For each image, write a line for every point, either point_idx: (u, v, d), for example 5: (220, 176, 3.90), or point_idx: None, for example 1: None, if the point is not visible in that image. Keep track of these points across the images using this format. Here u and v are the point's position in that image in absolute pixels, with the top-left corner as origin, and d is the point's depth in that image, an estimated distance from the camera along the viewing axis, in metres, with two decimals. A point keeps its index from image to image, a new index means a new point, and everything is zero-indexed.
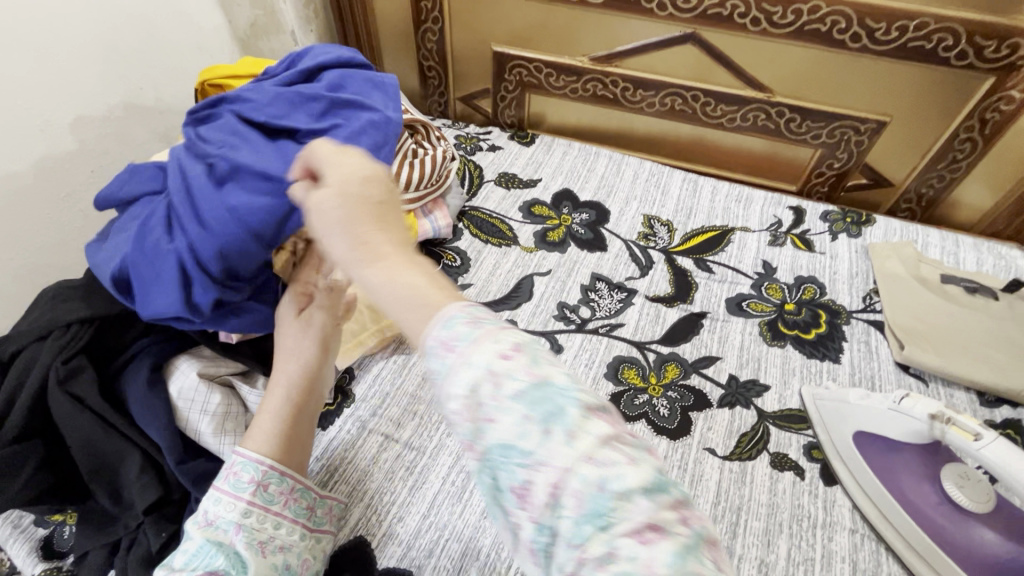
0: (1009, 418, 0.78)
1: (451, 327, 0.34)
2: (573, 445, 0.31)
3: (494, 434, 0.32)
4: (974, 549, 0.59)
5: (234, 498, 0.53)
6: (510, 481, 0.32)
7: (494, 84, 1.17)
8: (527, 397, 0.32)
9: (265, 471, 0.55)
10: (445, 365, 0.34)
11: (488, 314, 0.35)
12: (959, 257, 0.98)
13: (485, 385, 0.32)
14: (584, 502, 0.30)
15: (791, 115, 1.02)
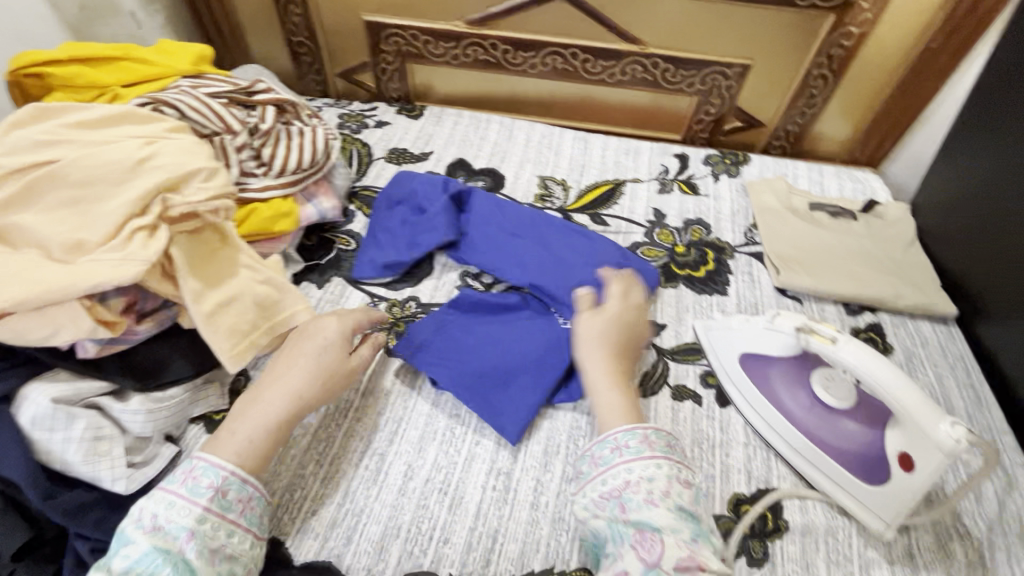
0: (871, 323, 0.87)
1: (633, 440, 0.59)
2: (710, 558, 0.51)
3: (644, 510, 0.54)
4: (841, 439, 0.66)
5: (191, 502, 0.53)
6: (636, 541, 0.53)
7: (372, 56, 1.12)
8: (687, 511, 0.54)
9: (226, 477, 0.55)
10: (605, 447, 0.59)
11: (659, 441, 0.60)
12: (824, 185, 1.08)
13: (663, 490, 0.55)
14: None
15: (665, 65, 1.05)
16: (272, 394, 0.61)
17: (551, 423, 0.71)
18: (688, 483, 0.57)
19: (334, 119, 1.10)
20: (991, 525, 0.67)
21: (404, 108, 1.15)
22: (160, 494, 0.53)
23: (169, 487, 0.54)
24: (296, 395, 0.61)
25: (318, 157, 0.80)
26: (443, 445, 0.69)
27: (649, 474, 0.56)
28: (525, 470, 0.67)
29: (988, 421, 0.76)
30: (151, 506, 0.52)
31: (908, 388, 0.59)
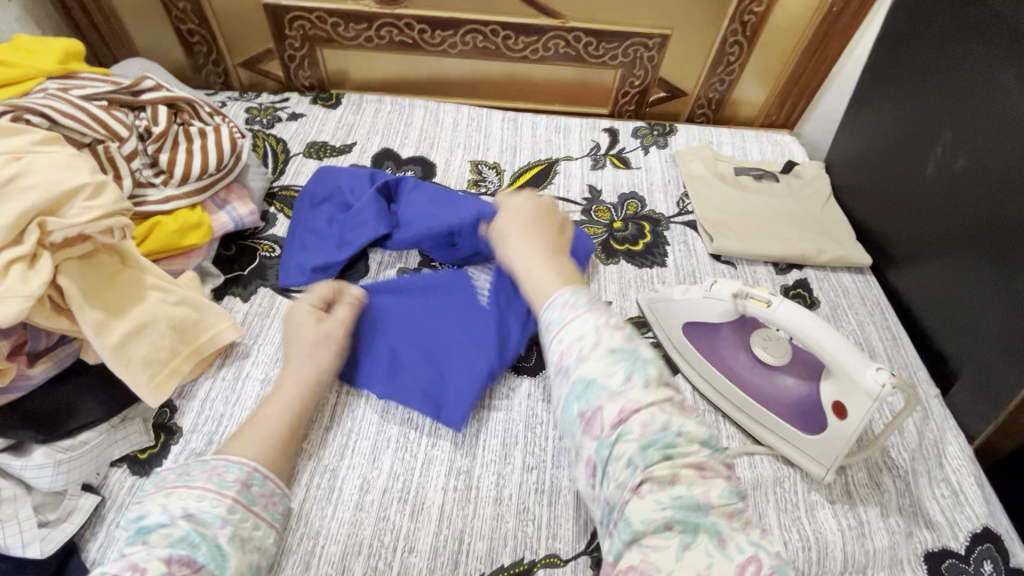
0: (799, 280, 0.92)
1: (562, 307, 0.58)
2: (649, 393, 0.51)
3: (581, 374, 0.53)
4: (780, 395, 0.69)
5: (220, 494, 0.52)
6: (583, 413, 0.52)
7: (276, 43, 1.03)
8: (623, 352, 0.53)
9: (242, 467, 0.55)
10: (553, 324, 0.57)
11: (585, 299, 0.58)
12: (746, 150, 1.11)
13: (593, 342, 0.54)
14: (652, 442, 0.49)
15: (587, 38, 1.04)
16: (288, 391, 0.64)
17: (507, 414, 0.70)
18: (620, 326, 0.56)
19: (241, 115, 1.01)
20: (913, 454, 0.73)
21: (319, 98, 1.08)
22: (183, 488, 0.52)
23: (193, 484, 0.52)
24: (306, 379, 0.65)
25: (225, 160, 0.73)
26: (398, 452, 0.66)
27: (578, 334, 0.55)
28: (485, 465, 0.66)
29: (904, 359, 0.83)
30: (178, 498, 0.51)
31: (837, 340, 0.62)
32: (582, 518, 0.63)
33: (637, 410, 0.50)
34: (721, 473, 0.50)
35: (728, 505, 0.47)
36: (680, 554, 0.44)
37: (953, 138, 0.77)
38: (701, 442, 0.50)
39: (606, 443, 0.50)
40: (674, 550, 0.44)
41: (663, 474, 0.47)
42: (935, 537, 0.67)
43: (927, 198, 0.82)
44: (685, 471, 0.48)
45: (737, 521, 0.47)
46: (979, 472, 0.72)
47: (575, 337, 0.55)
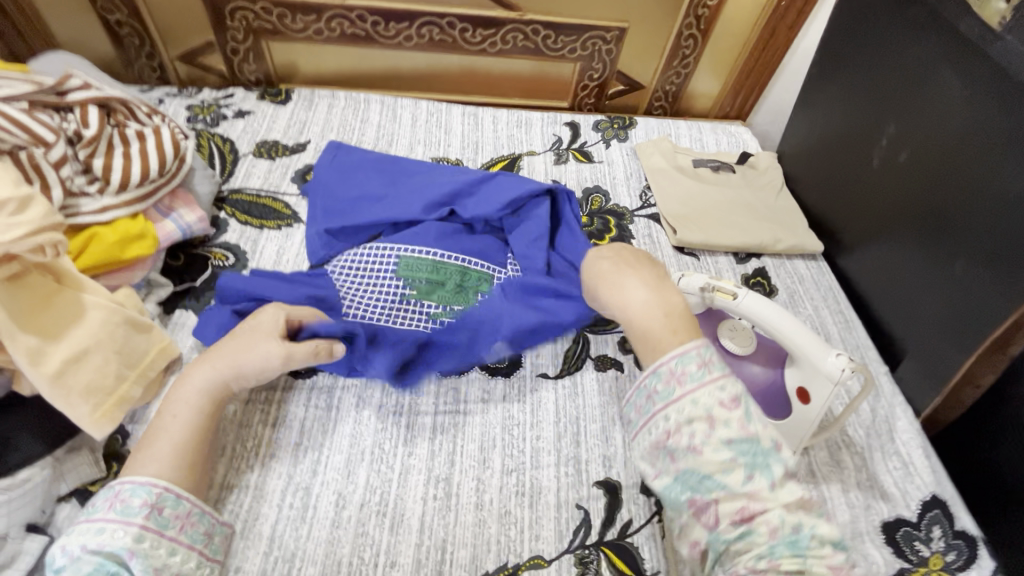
0: (757, 268, 0.95)
1: (692, 363, 0.52)
2: (776, 493, 0.48)
3: (693, 463, 0.50)
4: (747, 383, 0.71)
5: (125, 522, 0.50)
6: (694, 503, 0.49)
7: (217, 35, 0.97)
8: (742, 445, 0.49)
9: (134, 488, 0.52)
10: (668, 388, 0.52)
11: (716, 358, 0.54)
12: (703, 141, 1.14)
13: (706, 430, 0.50)
14: (783, 541, 0.47)
15: (546, 32, 1.03)
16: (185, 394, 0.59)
17: (484, 417, 0.70)
18: (735, 398, 0.51)
19: (181, 113, 0.95)
20: (867, 431, 0.78)
21: (267, 93, 1.02)
22: (88, 524, 0.50)
23: (95, 515, 0.50)
24: (220, 378, 0.60)
25: (167, 164, 0.68)
26: (374, 464, 0.64)
27: (687, 419, 0.51)
28: (464, 472, 0.65)
29: (856, 341, 0.87)
30: (79, 534, 0.49)
31: (801, 329, 0.65)
32: (564, 518, 0.63)
33: (765, 512, 0.48)
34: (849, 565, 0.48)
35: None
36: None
37: (897, 131, 0.81)
38: (833, 544, 0.48)
39: (721, 538, 0.48)
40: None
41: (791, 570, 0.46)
42: (890, 508, 0.71)
43: (873, 188, 0.86)
44: (817, 568, 0.46)
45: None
46: (926, 443, 0.77)
47: (682, 416, 0.51)
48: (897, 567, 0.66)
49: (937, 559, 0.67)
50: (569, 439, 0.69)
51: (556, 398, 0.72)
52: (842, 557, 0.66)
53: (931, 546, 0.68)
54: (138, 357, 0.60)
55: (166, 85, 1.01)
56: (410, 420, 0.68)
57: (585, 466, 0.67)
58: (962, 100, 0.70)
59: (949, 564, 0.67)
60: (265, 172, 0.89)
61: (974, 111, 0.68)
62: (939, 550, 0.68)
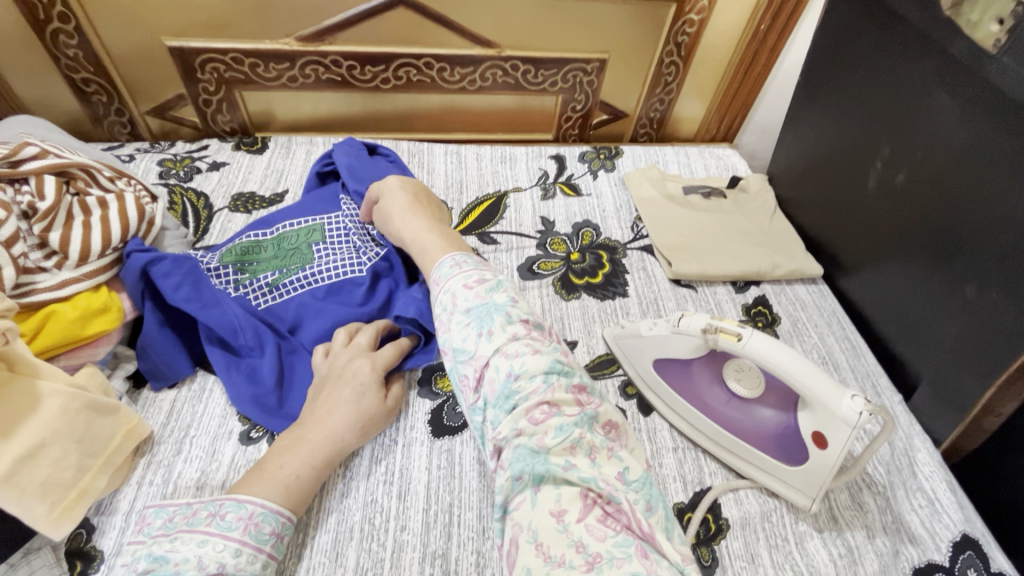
0: (757, 296, 0.92)
1: (445, 268, 0.58)
2: (493, 341, 0.49)
3: (452, 344, 0.52)
4: (757, 426, 0.67)
5: (256, 550, 0.48)
6: (460, 380, 0.52)
7: (188, 87, 0.94)
8: (476, 311, 0.51)
9: (259, 512, 0.50)
10: (437, 288, 0.57)
11: (468, 261, 0.58)
12: (692, 167, 1.12)
13: (451, 305, 0.53)
14: (498, 396, 0.47)
15: (525, 66, 1.01)
16: (352, 383, 0.60)
17: (480, 481, 0.65)
18: (482, 280, 0.55)
19: (153, 169, 0.92)
20: (887, 467, 0.74)
21: (242, 143, 0.99)
22: (219, 537, 0.46)
23: (229, 534, 0.47)
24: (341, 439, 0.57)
25: (130, 232, 0.65)
26: (363, 543, 0.59)
27: (442, 303, 0.55)
28: (462, 545, 0.60)
29: (866, 369, 0.84)
30: (215, 550, 0.46)
31: (810, 371, 0.61)
32: None
33: (488, 368, 0.48)
34: (565, 406, 0.47)
35: (564, 442, 0.45)
36: (534, 500, 0.43)
37: (892, 152, 0.79)
38: (542, 376, 0.47)
39: (477, 409, 0.50)
40: (529, 501, 0.43)
41: (508, 434, 0.45)
42: (920, 552, 0.66)
43: (872, 211, 0.84)
44: (524, 422, 0.45)
45: (577, 449, 0.45)
46: (949, 476, 0.73)
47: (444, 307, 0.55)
48: None
49: None
50: None
51: None
52: None
53: None
54: (102, 443, 0.56)
55: (137, 140, 0.98)
56: (401, 489, 0.64)
57: None
58: (959, 121, 0.68)
59: None
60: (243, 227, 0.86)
61: (973, 132, 0.66)
62: None
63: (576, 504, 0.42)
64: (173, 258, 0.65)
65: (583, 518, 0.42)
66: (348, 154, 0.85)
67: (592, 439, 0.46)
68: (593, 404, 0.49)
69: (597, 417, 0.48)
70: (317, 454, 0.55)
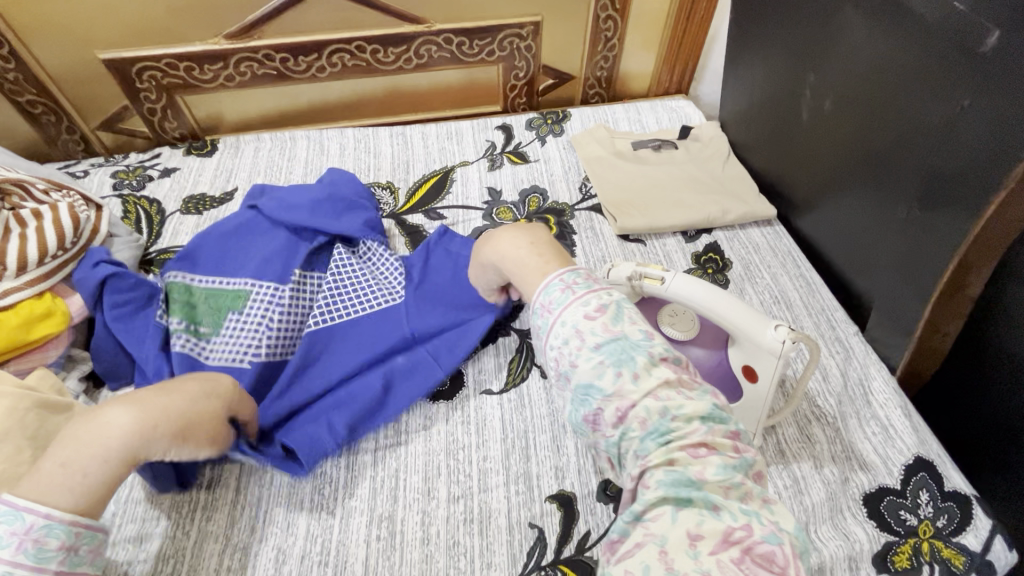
0: (709, 243, 0.91)
1: (555, 291, 0.57)
2: (641, 384, 0.50)
3: (579, 381, 0.52)
4: (694, 367, 0.67)
5: (35, 569, 0.45)
6: (587, 417, 0.52)
7: (131, 98, 0.96)
8: (608, 346, 0.52)
9: (39, 525, 0.46)
10: (546, 321, 0.56)
11: (580, 282, 0.57)
12: (643, 122, 1.11)
13: (578, 343, 0.53)
14: (651, 431, 0.49)
15: (459, 38, 1.01)
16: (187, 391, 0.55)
17: (426, 445, 0.67)
18: (602, 306, 0.55)
19: (106, 181, 0.95)
20: (839, 398, 0.73)
21: (192, 147, 1.02)
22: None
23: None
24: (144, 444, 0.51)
25: (69, 240, 0.68)
26: (314, 512, 0.62)
27: (561, 337, 0.54)
28: (408, 506, 0.62)
29: (820, 304, 0.83)
30: None
31: (733, 306, 0.61)
32: (515, 540, 0.60)
33: (634, 406, 0.50)
34: (724, 449, 0.49)
35: (724, 480, 0.46)
36: (674, 516, 0.44)
37: (817, 80, 0.78)
38: (700, 420, 0.49)
39: (615, 442, 0.51)
40: (668, 517, 0.45)
41: (660, 462, 0.47)
42: (870, 478, 0.66)
43: (810, 142, 0.82)
44: (680, 453, 0.47)
45: (735, 491, 0.46)
46: (905, 401, 0.72)
47: (560, 341, 0.54)
48: (882, 541, 0.62)
49: (926, 526, 0.62)
50: (517, 456, 0.67)
51: (501, 414, 0.70)
52: (822, 539, 0.62)
53: (918, 514, 0.63)
54: None
55: (93, 156, 1.01)
56: (349, 460, 0.66)
57: (536, 481, 0.65)
58: (869, 38, 0.67)
59: (941, 530, 0.62)
60: (193, 227, 0.89)
61: (882, 48, 0.65)
62: (928, 517, 0.63)
63: (715, 536, 0.43)
64: (135, 279, 0.69)
65: (717, 552, 0.42)
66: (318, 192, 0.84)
67: (753, 488, 0.47)
68: (750, 454, 0.50)
69: (753, 465, 0.50)
70: (105, 454, 0.50)
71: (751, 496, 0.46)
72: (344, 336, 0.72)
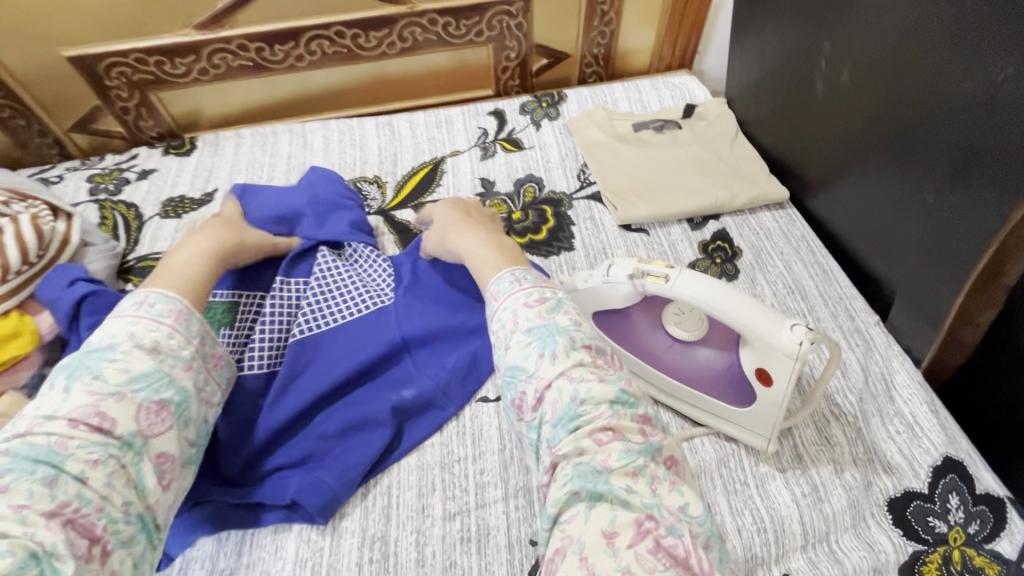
0: (717, 230, 0.85)
1: (502, 282, 0.55)
2: (558, 365, 0.47)
3: (509, 363, 0.49)
4: (703, 369, 0.63)
5: (188, 338, 0.54)
6: (513, 401, 0.49)
7: (102, 97, 0.92)
8: (538, 330, 0.50)
9: (186, 310, 0.56)
10: (491, 310, 0.54)
11: (529, 277, 0.55)
12: (644, 101, 1.04)
13: (512, 327, 0.51)
14: (560, 416, 0.45)
15: (444, 19, 0.94)
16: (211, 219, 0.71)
17: (419, 459, 0.64)
18: (542, 298, 0.53)
19: (82, 185, 0.91)
20: (860, 395, 0.68)
21: (171, 147, 0.97)
22: (149, 320, 0.53)
23: None
24: None
25: (33, 252, 0.64)
26: (303, 534, 0.59)
27: (501, 321, 0.52)
28: (401, 525, 0.59)
29: (838, 293, 0.77)
30: None
31: (745, 305, 0.56)
32: (514, 558, 0.57)
33: (549, 388, 0.47)
34: (630, 433, 0.45)
35: (628, 465, 0.43)
36: (587, 516, 0.40)
37: (833, 50, 0.72)
38: (608, 403, 0.46)
39: (533, 428, 0.47)
40: (582, 516, 0.40)
41: (570, 452, 0.44)
42: (895, 481, 0.62)
43: (824, 118, 0.76)
44: (587, 441, 0.44)
45: (640, 477, 0.42)
46: (931, 396, 0.67)
47: (501, 326, 0.52)
48: (910, 551, 0.58)
49: (957, 533, 0.58)
50: (516, 468, 0.63)
51: (498, 423, 0.66)
52: (844, 550, 0.58)
53: (948, 520, 0.59)
54: None
55: (69, 160, 0.97)
56: None
57: (536, 494, 0.61)
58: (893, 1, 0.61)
59: (972, 537, 0.58)
60: (173, 231, 0.85)
61: (908, 11, 0.59)
62: (958, 523, 0.59)
63: (629, 529, 0.39)
64: (111, 298, 0.63)
65: (633, 545, 0.38)
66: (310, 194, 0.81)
67: (661, 472, 0.44)
68: (659, 436, 0.46)
69: (663, 450, 0.46)
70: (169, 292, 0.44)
71: (656, 479, 0.42)
72: (334, 345, 0.68)
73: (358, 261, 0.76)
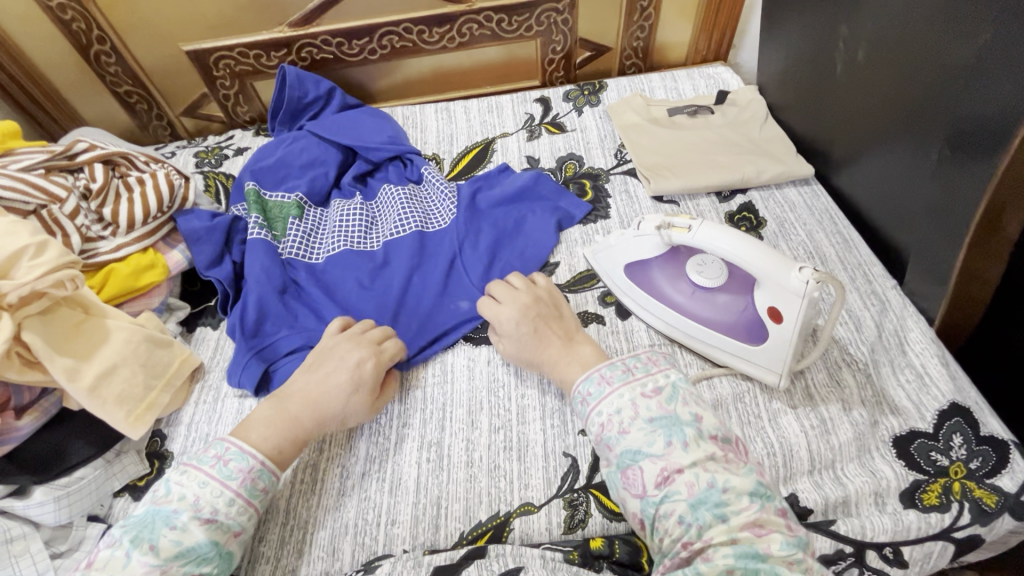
0: (743, 203, 0.93)
1: (616, 369, 0.61)
2: (689, 453, 0.53)
3: (628, 445, 0.55)
4: (722, 313, 0.71)
5: (248, 502, 0.57)
6: (626, 475, 0.55)
7: (208, 85, 1.07)
8: (661, 421, 0.55)
9: (256, 468, 0.58)
10: (600, 389, 0.60)
11: (638, 362, 0.61)
12: (679, 89, 1.12)
13: (632, 415, 0.57)
14: (700, 499, 0.50)
15: (498, 16, 1.06)
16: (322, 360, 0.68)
17: (470, 383, 0.74)
18: (657, 388, 0.58)
19: (189, 160, 1.07)
20: (872, 346, 0.74)
21: (262, 129, 1.12)
22: (217, 482, 0.56)
23: (228, 482, 0.56)
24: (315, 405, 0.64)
25: (166, 204, 0.78)
26: (372, 437, 0.70)
27: (615, 408, 0.58)
28: (454, 434, 0.70)
29: (857, 259, 0.83)
30: (212, 494, 0.55)
31: (760, 250, 0.63)
32: (550, 465, 0.67)
33: (681, 472, 0.52)
34: (780, 527, 0.50)
35: (789, 556, 0.47)
36: None
37: (850, 32, 0.79)
38: (750, 495, 0.51)
39: (652, 503, 0.53)
40: None
41: (722, 540, 0.48)
42: (901, 421, 0.68)
43: (845, 95, 0.83)
44: (742, 533, 0.48)
45: (798, 567, 0.46)
46: (943, 351, 0.72)
47: (613, 411, 0.58)
48: (911, 480, 0.63)
49: (959, 467, 0.63)
50: (552, 394, 0.72)
51: None
52: (848, 476, 0.64)
53: (950, 456, 0.64)
54: (162, 368, 0.71)
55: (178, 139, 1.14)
56: (402, 394, 0.74)
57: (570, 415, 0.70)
58: None
59: (974, 472, 0.62)
60: None
61: None
62: (960, 459, 0.64)
63: None
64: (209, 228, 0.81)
65: None
66: (387, 122, 1.04)
67: (815, 565, 0.48)
68: (803, 533, 0.51)
69: (809, 546, 0.50)
70: (295, 422, 0.63)
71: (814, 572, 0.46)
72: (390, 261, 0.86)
73: (417, 195, 0.94)
